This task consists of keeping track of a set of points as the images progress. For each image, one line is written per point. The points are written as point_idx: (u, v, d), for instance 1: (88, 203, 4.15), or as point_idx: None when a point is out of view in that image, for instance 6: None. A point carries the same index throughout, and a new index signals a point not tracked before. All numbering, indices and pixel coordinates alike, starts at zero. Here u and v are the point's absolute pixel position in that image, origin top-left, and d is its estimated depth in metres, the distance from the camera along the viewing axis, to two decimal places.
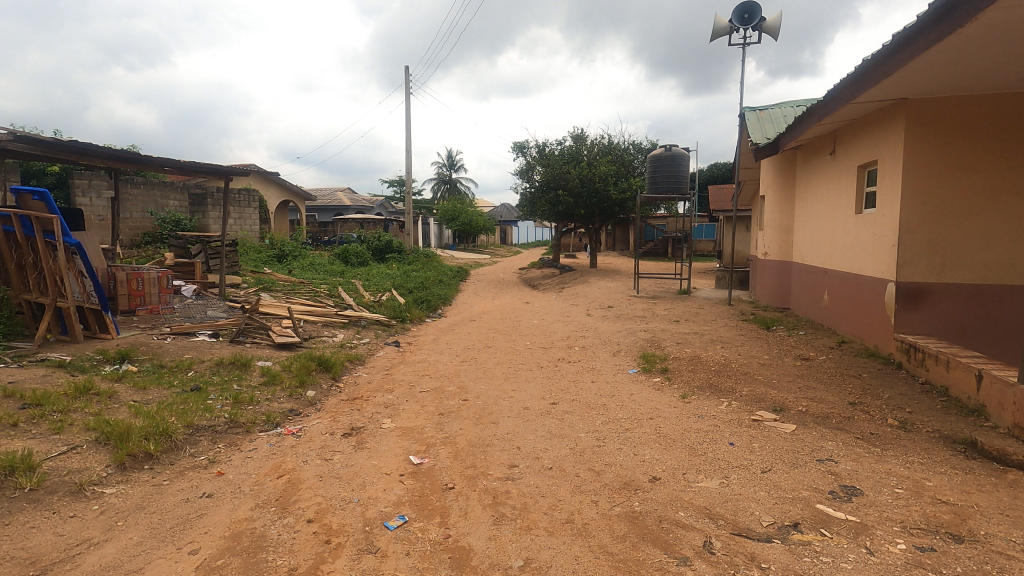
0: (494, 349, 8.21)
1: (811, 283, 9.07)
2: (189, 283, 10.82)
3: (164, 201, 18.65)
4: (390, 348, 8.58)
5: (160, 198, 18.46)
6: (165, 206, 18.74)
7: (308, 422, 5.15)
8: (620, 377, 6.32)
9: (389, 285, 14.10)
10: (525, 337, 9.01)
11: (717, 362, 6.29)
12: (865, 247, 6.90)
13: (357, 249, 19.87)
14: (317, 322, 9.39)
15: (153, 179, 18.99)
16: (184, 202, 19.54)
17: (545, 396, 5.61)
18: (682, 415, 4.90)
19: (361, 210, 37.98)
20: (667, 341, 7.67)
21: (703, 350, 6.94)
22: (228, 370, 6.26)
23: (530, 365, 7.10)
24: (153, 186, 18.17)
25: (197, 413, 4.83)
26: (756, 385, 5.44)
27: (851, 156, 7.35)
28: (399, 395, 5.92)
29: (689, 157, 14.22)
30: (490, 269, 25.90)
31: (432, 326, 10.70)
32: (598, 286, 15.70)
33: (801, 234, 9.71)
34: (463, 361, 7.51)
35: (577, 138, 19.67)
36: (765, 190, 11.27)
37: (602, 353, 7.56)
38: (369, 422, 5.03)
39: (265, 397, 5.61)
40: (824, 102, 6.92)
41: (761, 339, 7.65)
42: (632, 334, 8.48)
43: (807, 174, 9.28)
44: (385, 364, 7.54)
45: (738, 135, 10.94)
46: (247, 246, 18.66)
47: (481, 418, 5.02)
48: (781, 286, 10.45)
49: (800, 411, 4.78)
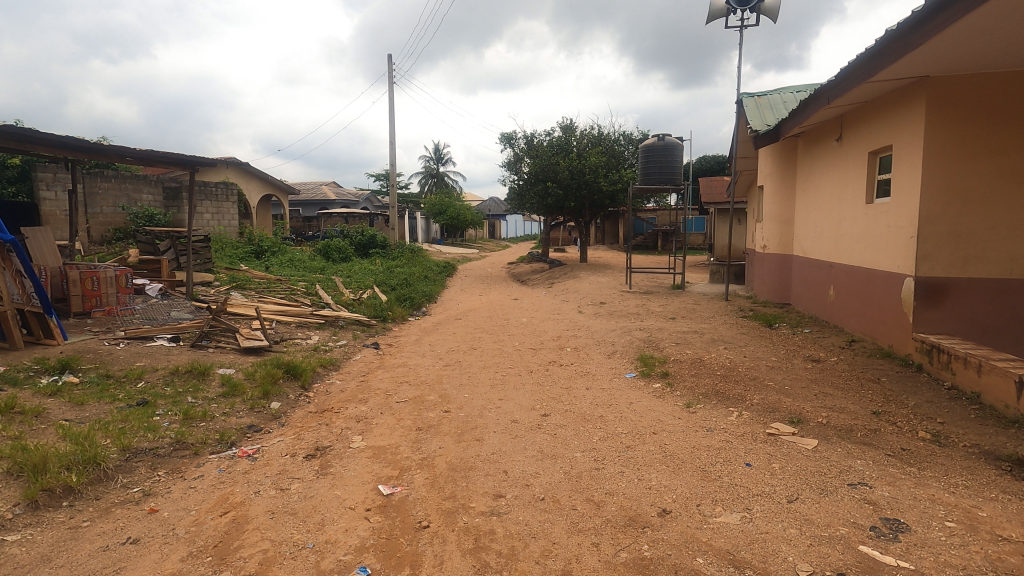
0: (480, 351, 7.64)
1: (814, 278, 8.62)
2: (154, 282, 10.11)
3: (137, 195, 17.77)
4: (369, 351, 7.98)
5: (133, 192, 17.59)
6: (138, 200, 17.86)
7: (269, 440, 4.56)
8: (617, 382, 5.79)
9: (371, 282, 13.47)
10: (513, 338, 8.46)
11: (722, 365, 5.77)
12: (877, 239, 6.43)
13: (339, 245, 19.17)
14: (290, 323, 8.75)
15: (125, 172, 18.09)
16: (158, 196, 18.68)
17: (535, 406, 5.06)
18: (689, 429, 4.37)
19: (346, 204, 37.13)
20: (666, 342, 7.14)
21: (706, 351, 6.43)
22: (183, 380, 5.63)
23: (519, 369, 6.55)
24: (125, 180, 17.33)
25: (138, 434, 4.22)
26: (768, 392, 4.94)
27: (862, 142, 6.86)
28: (373, 406, 5.34)
29: (682, 146, 13.72)
30: (478, 264, 25.31)
31: (415, 326, 10.12)
32: (589, 281, 15.17)
33: (803, 226, 9.24)
34: (446, 365, 6.94)
35: (566, 128, 19.12)
36: (762, 181, 10.81)
37: (596, 355, 7.03)
38: (337, 440, 4.45)
39: (221, 411, 5.00)
40: (833, 84, 6.40)
41: (766, 339, 7.16)
42: (627, 333, 7.95)
43: (810, 162, 8.79)
44: (363, 369, 6.95)
45: (736, 122, 10.42)
46: (223, 242, 17.87)
47: (464, 434, 4.46)
48: (781, 280, 10.01)
49: (820, 423, 4.28)
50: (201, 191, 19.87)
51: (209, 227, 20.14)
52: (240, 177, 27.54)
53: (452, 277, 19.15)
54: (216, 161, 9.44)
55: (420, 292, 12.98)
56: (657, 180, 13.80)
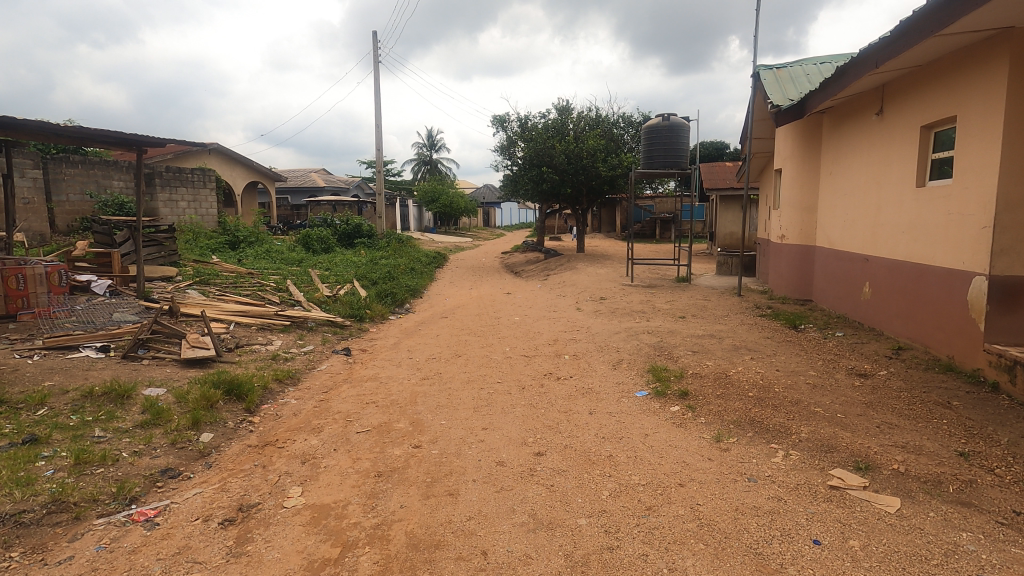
0: (465, 360, 6.62)
1: (843, 272, 7.65)
2: (101, 278, 9.03)
3: (107, 181, 16.58)
4: (337, 359, 6.95)
5: (102, 178, 16.38)
6: (108, 187, 16.66)
7: (184, 493, 3.53)
8: (626, 404, 4.78)
9: (351, 275, 12.39)
10: (503, 342, 7.44)
11: (752, 381, 4.78)
12: (932, 229, 5.46)
13: (321, 235, 18.02)
14: (251, 325, 7.71)
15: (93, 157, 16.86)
16: (129, 182, 17.45)
17: (526, 441, 4.06)
18: (725, 478, 3.37)
19: (336, 191, 35.92)
20: (680, 349, 6.15)
21: (729, 362, 5.45)
22: (97, 406, 4.59)
23: (508, 384, 5.54)
24: (94, 165, 16.08)
25: (1, 491, 3.18)
26: (819, 422, 3.94)
27: (914, 113, 5.86)
28: (326, 439, 4.32)
29: (689, 127, 12.64)
30: (471, 253, 24.20)
31: (396, 326, 9.09)
32: (587, 273, 14.15)
33: (828, 213, 8.26)
34: (423, 378, 5.92)
35: (563, 110, 18.00)
36: (779, 163, 9.78)
37: (598, 365, 6.02)
38: (271, 494, 3.44)
39: (131, 449, 3.96)
40: (885, 43, 5.37)
41: (795, 345, 6.18)
42: (634, 337, 6.94)
43: (839, 139, 7.79)
44: (326, 384, 5.93)
45: (752, 97, 9.35)
46: (196, 232, 16.75)
47: (435, 485, 3.45)
48: (801, 274, 9.03)
49: (896, 471, 3.28)
50: (176, 178, 18.63)
51: (185, 216, 18.93)
52: (226, 163, 26.31)
53: (442, 268, 18.13)
54: (163, 140, 8.25)
55: (404, 287, 11.93)
56: (661, 165, 12.73)
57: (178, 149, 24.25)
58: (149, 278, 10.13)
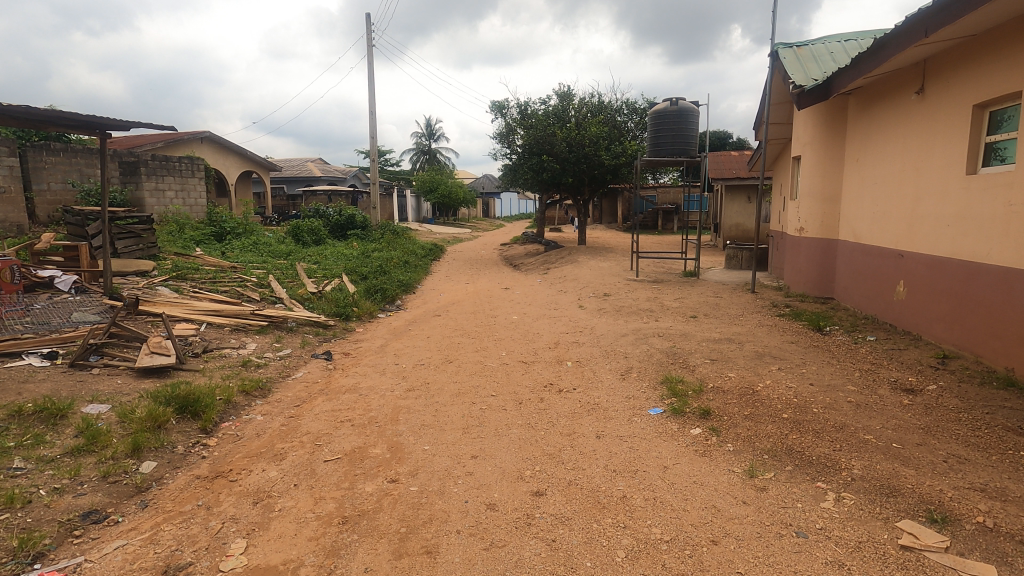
0: (457, 366, 5.97)
1: (870, 268, 7.01)
2: (66, 274, 8.35)
3: (90, 170, 15.83)
4: (316, 365, 6.31)
5: (85, 167, 15.64)
6: (90, 175, 15.91)
7: (105, 546, 2.88)
8: (638, 426, 4.14)
9: (341, 269, 11.73)
10: (500, 346, 6.79)
11: (784, 399, 4.14)
12: (986, 222, 4.83)
13: (312, 226, 17.32)
14: (223, 327, 7.07)
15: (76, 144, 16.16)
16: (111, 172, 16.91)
17: (522, 476, 3.42)
18: (767, 532, 2.73)
19: (333, 181, 35.13)
20: (695, 356, 5.51)
21: (753, 373, 4.81)
22: (22, 428, 3.93)
23: (503, 397, 4.89)
24: (76, 153, 15.35)
25: None
26: (872, 455, 3.29)
27: (964, 90, 5.22)
28: (287, 469, 3.67)
29: (698, 113, 11.92)
30: (470, 245, 23.50)
31: (384, 326, 8.45)
32: (589, 266, 13.49)
33: (853, 204, 7.62)
34: (409, 389, 5.28)
35: (564, 96, 17.23)
36: (797, 149, 9.10)
37: (605, 375, 5.38)
38: (209, 550, 2.79)
39: (51, 486, 3.32)
40: (938, 9, 4.70)
41: (825, 352, 5.53)
42: (643, 341, 6.30)
43: (867, 123, 7.14)
44: (300, 395, 5.29)
45: (770, 78, 8.63)
46: (182, 224, 16.05)
47: (410, 539, 2.81)
48: (821, 270, 8.38)
49: (982, 525, 2.63)
50: (163, 166, 17.88)
51: (173, 206, 18.20)
52: (218, 152, 25.53)
53: (438, 261, 17.47)
54: (132, 123, 7.51)
55: (395, 282, 11.27)
56: (668, 153, 12.02)
57: (167, 137, 23.43)
58: (122, 272, 9.46)
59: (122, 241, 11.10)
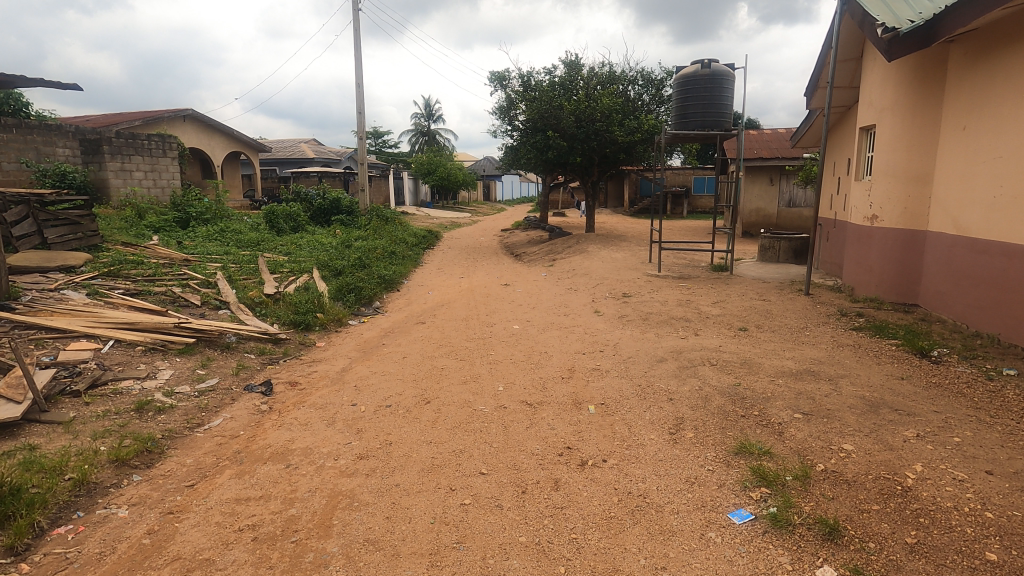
0: (434, 412, 4.28)
1: (986, 270, 5.28)
2: None
3: (49, 149, 14.61)
4: (247, 404, 4.64)
5: (43, 145, 14.42)
6: (51, 155, 14.69)
7: None
8: (723, 556, 2.48)
9: (312, 263, 10.02)
10: (495, 373, 5.10)
11: (973, 514, 2.46)
12: None
13: (290, 211, 15.54)
14: (134, 346, 5.38)
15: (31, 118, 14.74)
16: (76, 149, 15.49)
17: None
18: None
19: (326, 164, 33.26)
20: (776, 406, 3.81)
21: (884, 446, 3.13)
22: None
23: (498, 478, 3.22)
24: (32, 130, 14.13)
25: None
26: None
27: None
28: None
29: (734, 78, 10.08)
30: (468, 231, 21.75)
31: (354, 338, 6.79)
32: (601, 258, 11.77)
33: (955, 184, 5.87)
34: (360, 456, 3.60)
35: (571, 65, 15.29)
36: (867, 115, 7.30)
37: (647, 435, 3.68)
38: None
39: None
40: None
41: (961, 399, 3.84)
42: (690, 373, 4.63)
43: (988, 74, 5.38)
44: (202, 463, 3.62)
45: (839, 23, 6.81)
46: (144, 209, 14.27)
47: None
48: (901, 269, 6.65)
49: None
50: (130, 145, 15.94)
51: (140, 188, 16.31)
52: (200, 131, 23.57)
53: (432, 250, 15.79)
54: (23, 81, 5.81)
55: (375, 278, 9.55)
56: (697, 125, 10.21)
57: (142, 115, 21.50)
58: (41, 269, 7.75)
59: (54, 230, 9.32)
